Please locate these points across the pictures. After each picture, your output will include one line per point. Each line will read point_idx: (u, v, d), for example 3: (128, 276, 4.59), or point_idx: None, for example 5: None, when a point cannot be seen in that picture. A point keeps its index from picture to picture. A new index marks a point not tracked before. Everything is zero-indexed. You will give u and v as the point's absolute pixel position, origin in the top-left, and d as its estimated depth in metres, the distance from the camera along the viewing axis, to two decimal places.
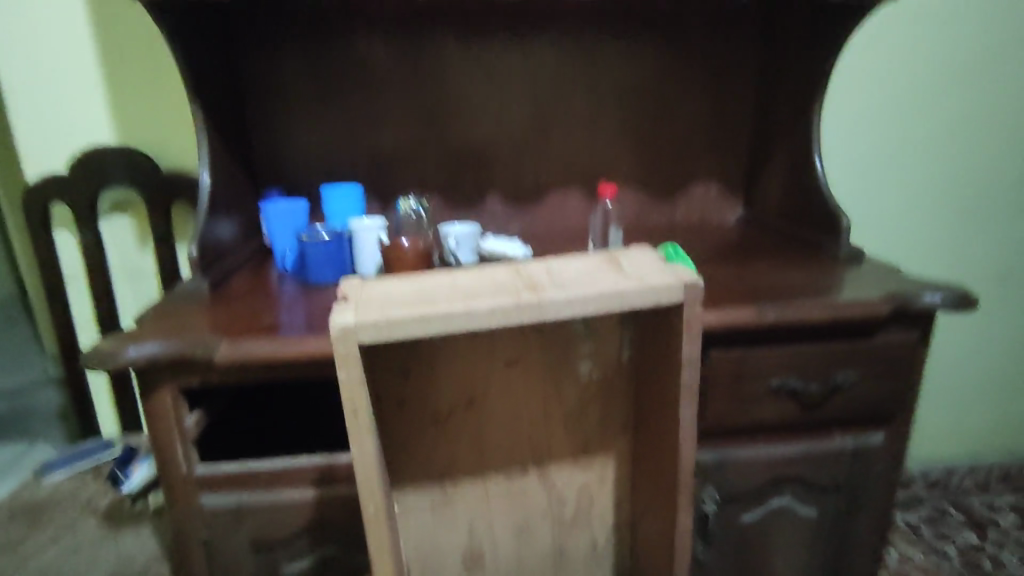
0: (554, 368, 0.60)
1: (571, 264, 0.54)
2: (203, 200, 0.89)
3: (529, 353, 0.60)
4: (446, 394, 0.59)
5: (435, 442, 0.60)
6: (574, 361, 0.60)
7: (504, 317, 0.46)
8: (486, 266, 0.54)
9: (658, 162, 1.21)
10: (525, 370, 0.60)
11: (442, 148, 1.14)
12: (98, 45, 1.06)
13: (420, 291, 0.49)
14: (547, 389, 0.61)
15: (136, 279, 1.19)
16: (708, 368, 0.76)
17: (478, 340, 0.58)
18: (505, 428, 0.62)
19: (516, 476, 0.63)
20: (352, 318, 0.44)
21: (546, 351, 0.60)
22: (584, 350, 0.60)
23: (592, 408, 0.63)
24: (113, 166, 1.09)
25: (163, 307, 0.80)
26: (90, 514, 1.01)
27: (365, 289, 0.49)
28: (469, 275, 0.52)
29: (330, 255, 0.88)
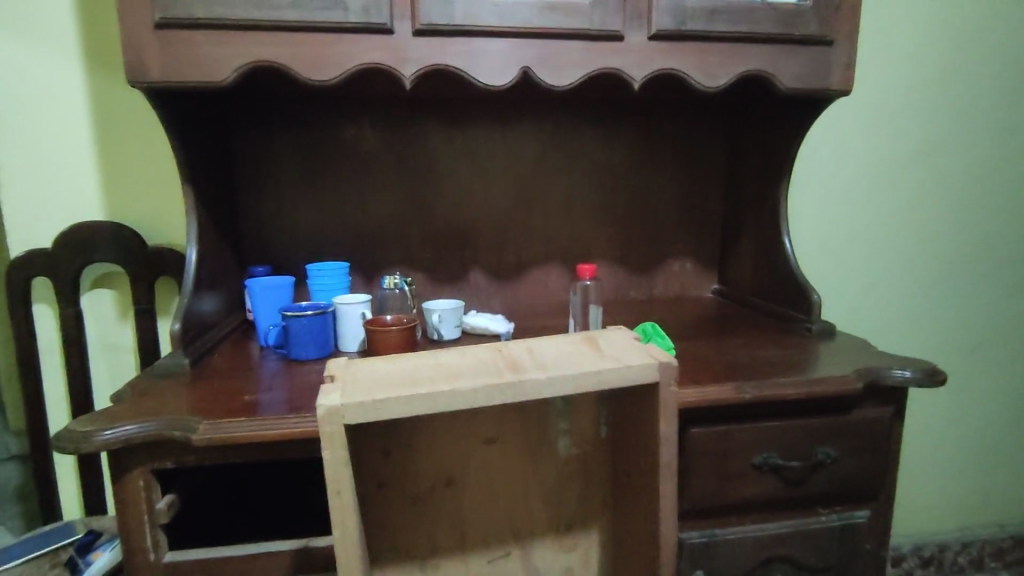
0: (533, 445, 0.61)
1: (553, 344, 0.56)
2: (189, 277, 0.90)
3: (508, 430, 0.60)
4: (424, 474, 0.59)
5: (415, 524, 0.59)
6: (551, 438, 0.61)
7: (488, 396, 0.47)
8: (470, 348, 0.55)
9: (636, 240, 1.26)
10: (503, 449, 0.61)
11: (426, 226, 1.17)
12: (96, 125, 1.10)
13: (406, 372, 0.50)
14: (525, 468, 0.61)
15: (113, 353, 1.18)
16: (690, 445, 0.77)
17: (459, 417, 0.59)
18: (485, 508, 0.61)
19: (499, 559, 0.61)
20: (339, 399, 0.45)
21: (523, 430, 0.61)
22: (561, 427, 0.61)
23: (572, 487, 0.62)
24: (99, 241, 1.10)
25: (141, 385, 0.79)
26: None
27: (351, 371, 0.50)
28: (453, 357, 0.53)
29: (313, 331, 0.88)
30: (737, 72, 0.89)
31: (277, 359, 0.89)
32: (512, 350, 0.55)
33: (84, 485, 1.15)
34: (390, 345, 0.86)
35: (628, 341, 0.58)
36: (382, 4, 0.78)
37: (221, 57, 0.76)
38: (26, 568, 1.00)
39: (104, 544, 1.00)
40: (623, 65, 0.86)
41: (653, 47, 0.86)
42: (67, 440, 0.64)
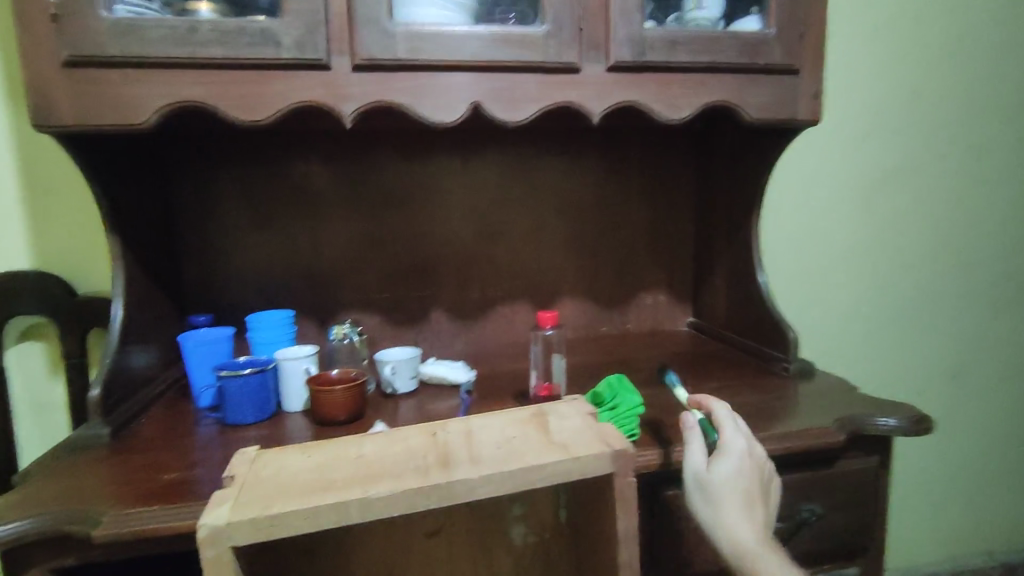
0: (479, 534, 0.65)
1: (497, 429, 0.51)
2: (115, 333, 0.82)
3: (451, 520, 0.64)
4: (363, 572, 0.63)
5: None
6: (503, 526, 0.65)
7: (403, 501, 0.42)
8: (402, 437, 0.51)
9: (605, 275, 1.20)
10: (448, 542, 0.65)
11: (382, 267, 1.11)
12: (19, 167, 1.02)
13: (317, 475, 0.45)
14: (478, 557, 0.65)
15: (42, 413, 1.08)
16: (661, 507, 0.70)
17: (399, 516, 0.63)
18: None
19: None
20: (227, 515, 0.40)
21: (474, 522, 0.65)
22: (515, 513, 0.65)
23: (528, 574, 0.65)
24: (23, 294, 1.01)
25: (52, 462, 0.71)
26: None
27: (256, 475, 0.46)
28: (379, 451, 0.49)
29: (250, 392, 0.80)
30: (702, 105, 0.85)
31: (212, 423, 0.81)
32: (447, 439, 0.50)
33: None
34: (336, 405, 0.78)
35: (582, 420, 0.53)
36: (318, 39, 0.72)
37: (140, 98, 0.70)
38: None
39: None
40: (581, 98, 0.81)
41: (613, 79, 0.81)
42: None
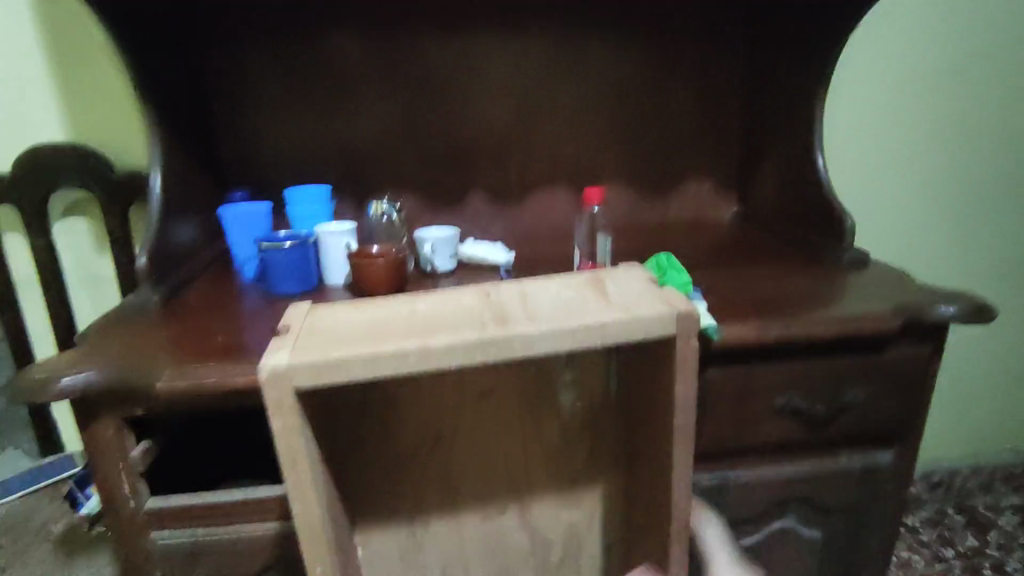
0: (529, 396, 0.61)
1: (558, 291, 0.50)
2: (155, 203, 0.82)
3: (499, 380, 0.60)
4: (412, 433, 0.60)
5: (405, 483, 0.61)
6: (552, 389, 0.61)
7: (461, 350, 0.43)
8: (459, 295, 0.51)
9: (651, 159, 1.14)
10: (499, 401, 0.61)
11: (418, 145, 1.07)
12: (43, 33, 0.99)
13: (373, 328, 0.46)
14: (528, 424, 0.62)
15: (95, 285, 1.11)
16: (701, 386, 0.70)
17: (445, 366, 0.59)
18: (474, 466, 0.62)
19: (494, 517, 0.63)
20: (288, 359, 0.42)
21: (525, 383, 0.61)
22: (565, 379, 0.61)
23: (577, 445, 0.63)
24: (62, 166, 1.01)
25: (108, 325, 0.73)
26: (44, 539, 0.91)
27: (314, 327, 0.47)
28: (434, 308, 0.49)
29: (292, 264, 0.80)
30: None
31: (258, 293, 0.83)
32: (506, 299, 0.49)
33: None
34: (376, 279, 0.79)
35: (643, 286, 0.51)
36: None
37: None
38: (24, 500, 0.99)
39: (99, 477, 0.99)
40: None
41: None
42: (22, 391, 0.58)
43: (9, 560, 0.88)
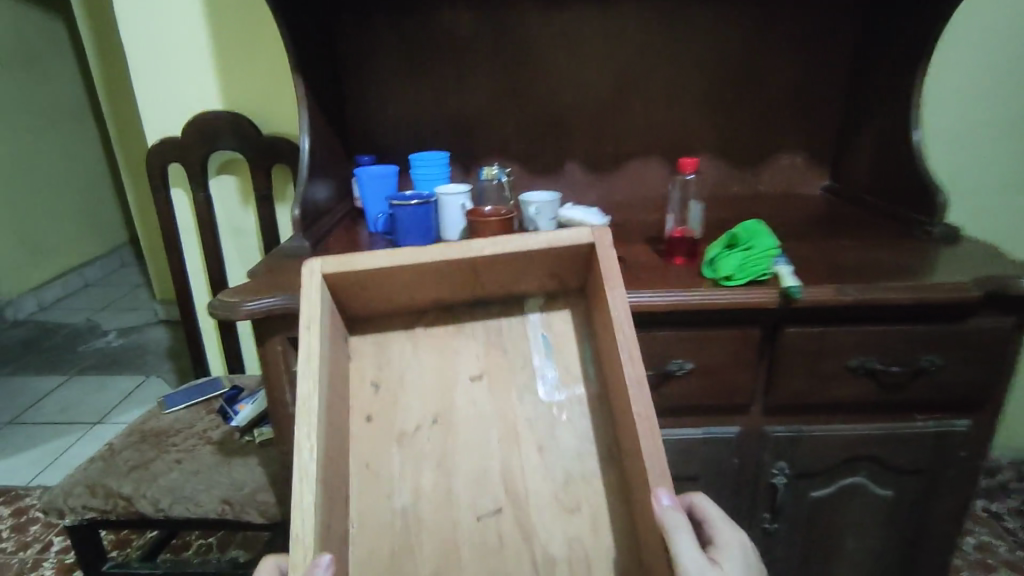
0: (520, 385, 0.65)
1: (529, 283, 0.66)
2: (304, 163, 0.96)
3: (492, 364, 0.65)
4: (410, 413, 0.63)
5: (396, 469, 0.62)
6: (538, 384, 0.65)
7: (436, 257, 0.58)
8: (451, 295, 0.66)
9: (743, 133, 1.18)
10: (492, 382, 0.65)
11: (521, 117, 1.16)
12: (209, 15, 1.14)
13: (388, 290, 0.63)
14: (516, 406, 0.64)
15: (239, 235, 1.29)
16: (779, 342, 0.77)
17: (443, 350, 0.66)
18: (467, 450, 0.63)
19: (488, 514, 0.61)
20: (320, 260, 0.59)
21: (514, 370, 0.65)
22: (549, 370, 0.65)
23: (568, 434, 0.63)
24: (221, 131, 1.18)
25: (270, 263, 0.89)
26: (206, 442, 1.11)
27: (358, 305, 0.65)
28: (433, 288, 0.64)
29: (417, 220, 0.92)
30: None
31: (386, 244, 0.95)
32: (488, 282, 0.65)
33: (226, 346, 1.34)
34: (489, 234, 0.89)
35: (584, 272, 0.65)
36: None
37: None
38: (188, 411, 1.20)
39: (247, 397, 1.19)
40: None
41: None
42: (218, 306, 0.75)
43: (182, 455, 1.07)
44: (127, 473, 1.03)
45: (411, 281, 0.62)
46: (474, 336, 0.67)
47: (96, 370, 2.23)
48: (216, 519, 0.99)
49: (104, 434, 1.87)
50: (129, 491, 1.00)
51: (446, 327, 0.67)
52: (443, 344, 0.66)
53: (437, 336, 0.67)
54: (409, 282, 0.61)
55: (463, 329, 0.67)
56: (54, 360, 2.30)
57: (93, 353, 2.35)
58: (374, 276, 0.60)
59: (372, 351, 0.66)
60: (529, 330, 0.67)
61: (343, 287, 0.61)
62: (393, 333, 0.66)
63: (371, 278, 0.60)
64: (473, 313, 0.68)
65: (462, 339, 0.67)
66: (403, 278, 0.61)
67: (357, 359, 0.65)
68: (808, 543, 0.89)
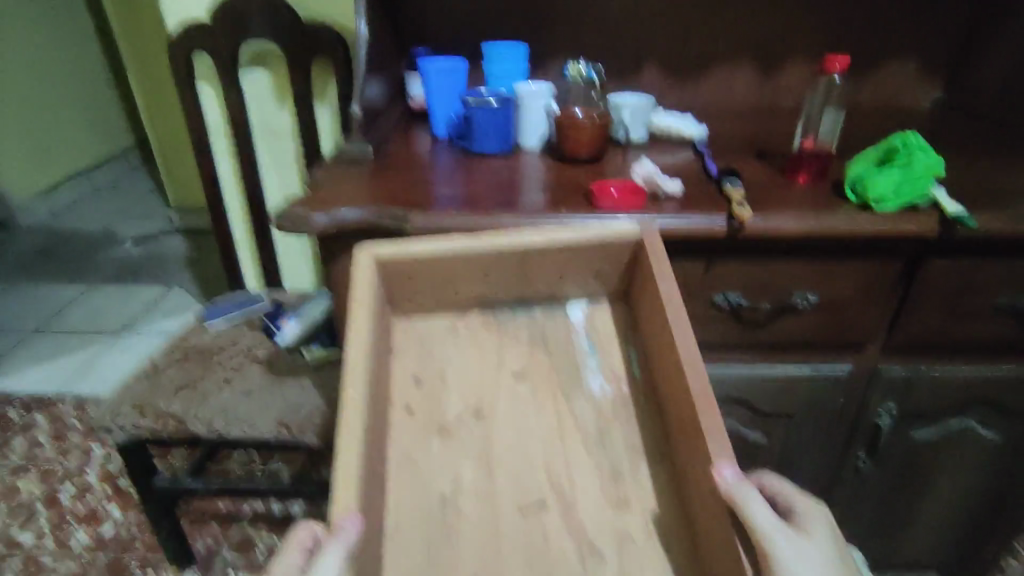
0: (564, 383, 0.62)
1: (574, 284, 0.64)
2: (362, 52, 0.83)
3: (535, 363, 0.63)
4: (453, 404, 0.61)
5: (437, 458, 0.58)
6: (582, 382, 0.62)
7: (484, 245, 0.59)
8: (494, 292, 0.64)
9: (852, 30, 1.02)
10: (535, 382, 0.62)
11: (598, 5, 1.00)
12: None
13: (435, 285, 0.63)
14: (560, 404, 0.61)
15: (274, 138, 1.17)
16: (923, 276, 0.67)
17: (485, 347, 0.63)
18: (512, 443, 0.59)
19: (534, 508, 0.56)
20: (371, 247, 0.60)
21: (557, 370, 0.62)
22: (593, 371, 0.62)
23: (614, 433, 0.60)
24: (253, 14, 1.03)
25: (331, 171, 0.77)
26: (253, 361, 1.05)
27: (404, 307, 0.64)
28: (479, 284, 0.63)
29: (497, 120, 0.81)
30: None
31: (456, 152, 0.84)
32: (534, 280, 0.63)
33: (263, 260, 1.25)
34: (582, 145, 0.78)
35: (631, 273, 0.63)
36: None
37: None
38: (229, 328, 1.13)
39: (290, 313, 1.11)
40: None
41: None
42: (287, 219, 0.65)
43: (231, 373, 1.02)
44: (175, 392, 0.98)
45: (459, 275, 0.62)
46: (518, 336, 0.64)
47: (116, 280, 2.16)
48: (273, 440, 0.95)
49: (131, 346, 1.83)
50: (180, 409, 0.95)
51: (489, 326, 0.65)
52: (484, 343, 0.64)
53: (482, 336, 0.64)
54: (456, 273, 0.62)
55: (506, 330, 0.64)
56: (71, 268, 2.23)
57: (111, 262, 2.27)
58: (422, 264, 0.61)
59: (414, 346, 0.63)
60: (573, 333, 0.64)
61: (393, 277, 0.61)
62: (438, 330, 0.64)
63: (420, 269, 0.61)
64: (516, 315, 0.65)
65: (505, 338, 0.64)
66: (451, 268, 0.61)
67: (399, 356, 0.62)
68: (900, 484, 0.85)
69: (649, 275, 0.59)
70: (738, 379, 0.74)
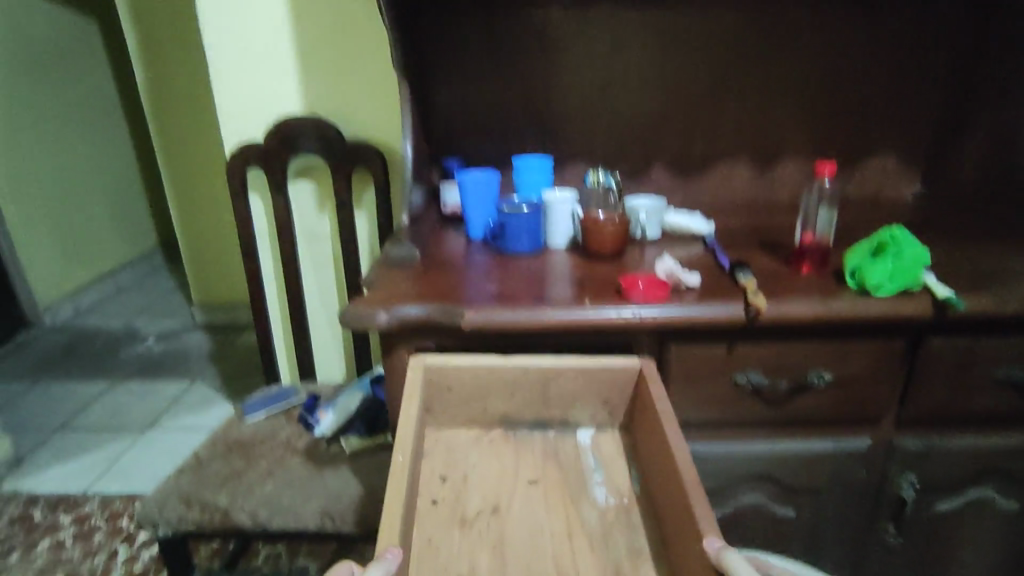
0: (573, 491, 0.69)
1: (583, 412, 0.75)
2: (408, 168, 0.94)
3: (547, 474, 0.70)
4: (475, 502, 0.67)
5: (457, 546, 0.62)
6: (588, 491, 0.68)
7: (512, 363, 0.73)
8: (516, 414, 0.76)
9: (834, 136, 1.14)
10: (546, 489, 0.69)
11: (609, 120, 1.13)
12: (294, 18, 1.13)
13: (469, 402, 0.75)
14: (567, 505, 0.67)
15: (315, 241, 1.28)
16: (925, 353, 0.74)
17: (505, 460, 0.72)
18: (527, 537, 0.64)
19: None
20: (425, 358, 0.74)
21: (565, 481, 0.70)
22: (596, 479, 0.70)
23: (616, 533, 0.64)
24: (304, 136, 1.16)
25: (381, 270, 0.86)
26: (293, 452, 1.09)
27: (441, 421, 0.76)
28: (505, 404, 0.75)
29: (530, 226, 0.91)
30: None
31: (491, 251, 0.94)
32: (550, 404, 0.75)
33: (298, 354, 1.32)
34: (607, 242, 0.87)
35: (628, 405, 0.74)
36: None
37: None
38: (268, 420, 1.18)
39: (326, 405, 1.17)
40: None
41: None
42: (353, 318, 0.73)
43: (273, 465, 1.06)
44: (221, 485, 1.01)
45: (490, 393, 0.74)
46: (532, 451, 0.73)
47: (140, 376, 2.21)
48: (314, 531, 0.98)
49: (156, 441, 1.86)
50: (225, 503, 0.98)
51: (509, 443, 0.74)
52: (504, 456, 0.73)
53: (502, 454, 0.73)
54: (485, 389, 0.74)
55: (523, 447, 0.74)
56: (96, 366, 2.28)
57: (135, 358, 2.33)
58: (462, 379, 0.74)
59: (442, 453, 0.73)
60: (581, 451, 0.73)
61: (436, 386, 0.74)
62: (466, 442, 0.74)
63: (460, 384, 0.74)
64: (533, 434, 0.75)
65: (521, 451, 0.73)
66: (484, 384, 0.74)
67: (431, 458, 0.72)
68: (927, 556, 0.87)
69: (643, 398, 0.71)
70: (764, 454, 0.79)
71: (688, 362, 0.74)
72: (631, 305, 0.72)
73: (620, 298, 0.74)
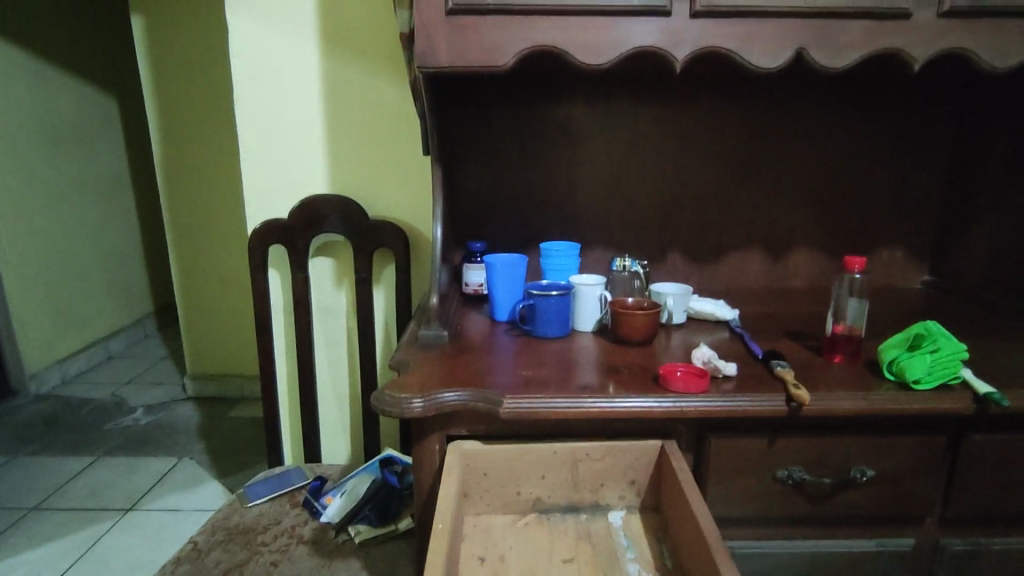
0: (607, 566, 0.66)
1: (613, 492, 0.74)
2: (438, 251, 0.94)
3: (582, 551, 0.68)
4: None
5: None
6: (623, 568, 0.66)
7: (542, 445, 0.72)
8: (548, 497, 0.74)
9: (845, 228, 1.18)
10: (581, 566, 0.66)
11: (628, 207, 1.16)
12: (326, 105, 1.17)
13: (502, 486, 0.74)
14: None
15: (330, 317, 1.27)
16: (965, 449, 0.73)
17: (542, 541, 0.70)
18: None
19: None
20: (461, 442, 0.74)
21: (598, 557, 0.67)
22: (630, 556, 0.67)
23: None
24: (328, 214, 1.18)
25: (410, 352, 0.85)
26: (298, 542, 1.03)
27: (477, 507, 0.74)
28: (537, 488, 0.74)
29: (560, 311, 0.91)
30: None
31: (519, 334, 0.93)
32: (580, 486, 0.74)
33: (305, 433, 1.27)
34: (638, 328, 0.87)
35: (656, 487, 0.73)
36: None
37: (504, 42, 0.78)
38: (272, 505, 1.12)
39: (332, 490, 1.13)
40: (906, 45, 0.79)
41: (942, 24, 0.79)
42: (386, 404, 0.71)
43: (277, 557, 0.99)
44: None
45: (522, 476, 0.73)
46: (566, 533, 0.71)
47: (125, 452, 2.11)
48: None
49: (138, 523, 1.75)
50: None
51: (542, 527, 0.72)
52: (539, 538, 0.70)
53: (536, 535, 0.71)
54: (517, 473, 0.73)
55: (557, 529, 0.72)
56: (79, 440, 2.18)
57: (121, 432, 2.23)
58: (496, 462, 0.72)
59: (479, 538, 0.70)
60: (613, 531, 0.71)
61: (472, 472, 0.73)
62: (502, 526, 0.72)
63: (494, 468, 0.73)
64: (565, 518, 0.73)
65: (555, 533, 0.71)
66: (516, 467, 0.73)
67: (470, 540, 0.70)
68: None
69: (669, 477, 0.70)
70: (804, 555, 0.76)
71: (727, 452, 0.73)
72: (671, 395, 0.71)
73: (659, 387, 0.73)
